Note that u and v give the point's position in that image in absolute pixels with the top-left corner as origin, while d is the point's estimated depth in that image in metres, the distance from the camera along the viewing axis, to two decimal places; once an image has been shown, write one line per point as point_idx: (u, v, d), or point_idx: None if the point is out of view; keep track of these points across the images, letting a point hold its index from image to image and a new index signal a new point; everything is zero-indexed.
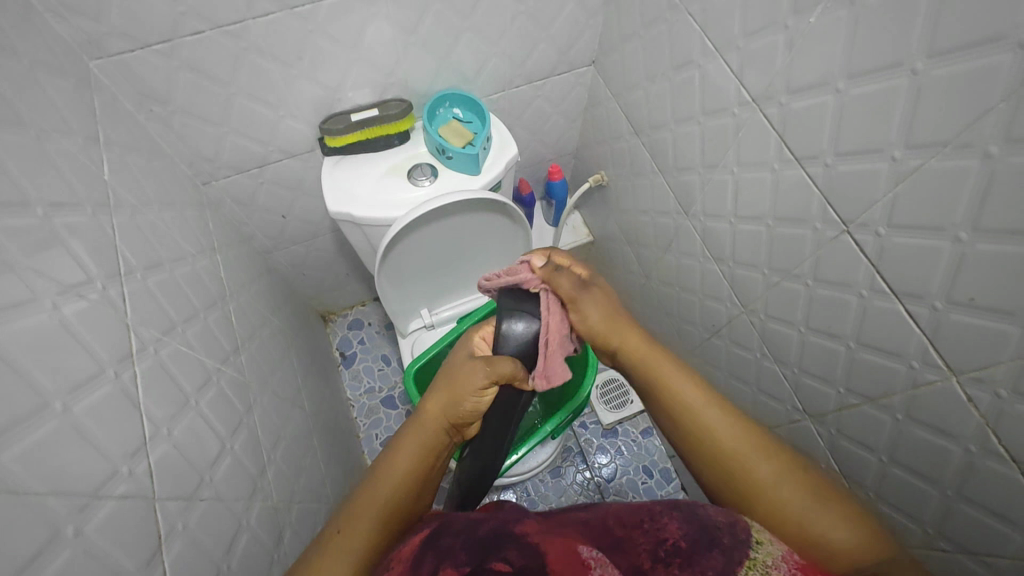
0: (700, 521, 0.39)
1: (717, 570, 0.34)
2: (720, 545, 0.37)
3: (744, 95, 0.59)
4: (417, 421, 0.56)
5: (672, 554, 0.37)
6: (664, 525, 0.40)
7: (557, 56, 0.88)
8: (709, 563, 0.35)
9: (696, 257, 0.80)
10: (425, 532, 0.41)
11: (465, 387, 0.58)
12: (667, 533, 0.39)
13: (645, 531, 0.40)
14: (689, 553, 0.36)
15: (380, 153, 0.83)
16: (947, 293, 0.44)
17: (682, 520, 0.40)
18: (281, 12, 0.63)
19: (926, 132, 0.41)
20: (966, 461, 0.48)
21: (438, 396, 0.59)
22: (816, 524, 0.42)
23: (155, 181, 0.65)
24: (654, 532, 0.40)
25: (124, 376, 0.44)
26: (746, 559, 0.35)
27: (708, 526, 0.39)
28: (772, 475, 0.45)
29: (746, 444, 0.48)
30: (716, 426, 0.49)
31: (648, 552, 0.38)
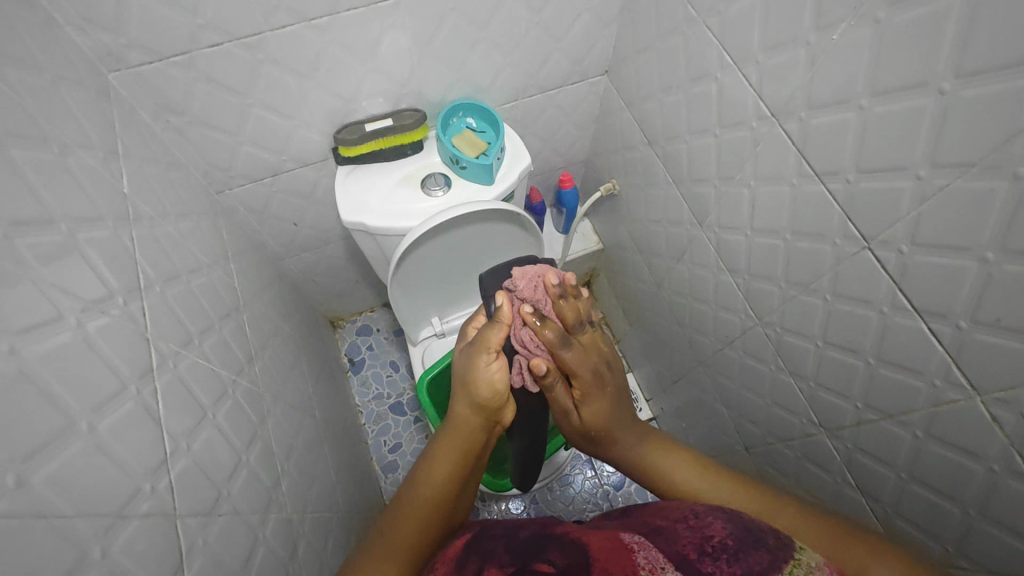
0: (744, 523, 0.39)
1: (763, 566, 0.34)
2: (765, 547, 0.36)
3: (763, 109, 0.59)
4: (450, 424, 0.56)
5: (719, 549, 0.36)
6: (709, 523, 0.39)
7: (571, 66, 0.88)
8: (754, 559, 0.34)
9: (710, 268, 0.80)
10: (465, 539, 0.44)
11: (480, 381, 0.55)
12: (713, 531, 0.38)
13: (691, 528, 0.39)
14: (736, 551, 0.35)
15: (393, 163, 0.83)
16: (972, 312, 0.44)
17: (728, 521, 0.39)
18: (299, 24, 0.64)
19: (952, 153, 0.41)
20: (989, 481, 0.48)
21: (460, 393, 0.57)
22: (857, 552, 0.41)
23: (172, 192, 0.65)
24: (700, 528, 0.39)
25: (145, 392, 0.44)
26: (791, 559, 0.35)
27: (753, 529, 0.38)
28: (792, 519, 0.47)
29: (755, 507, 0.49)
30: (734, 502, 0.50)
31: (692, 545, 0.37)
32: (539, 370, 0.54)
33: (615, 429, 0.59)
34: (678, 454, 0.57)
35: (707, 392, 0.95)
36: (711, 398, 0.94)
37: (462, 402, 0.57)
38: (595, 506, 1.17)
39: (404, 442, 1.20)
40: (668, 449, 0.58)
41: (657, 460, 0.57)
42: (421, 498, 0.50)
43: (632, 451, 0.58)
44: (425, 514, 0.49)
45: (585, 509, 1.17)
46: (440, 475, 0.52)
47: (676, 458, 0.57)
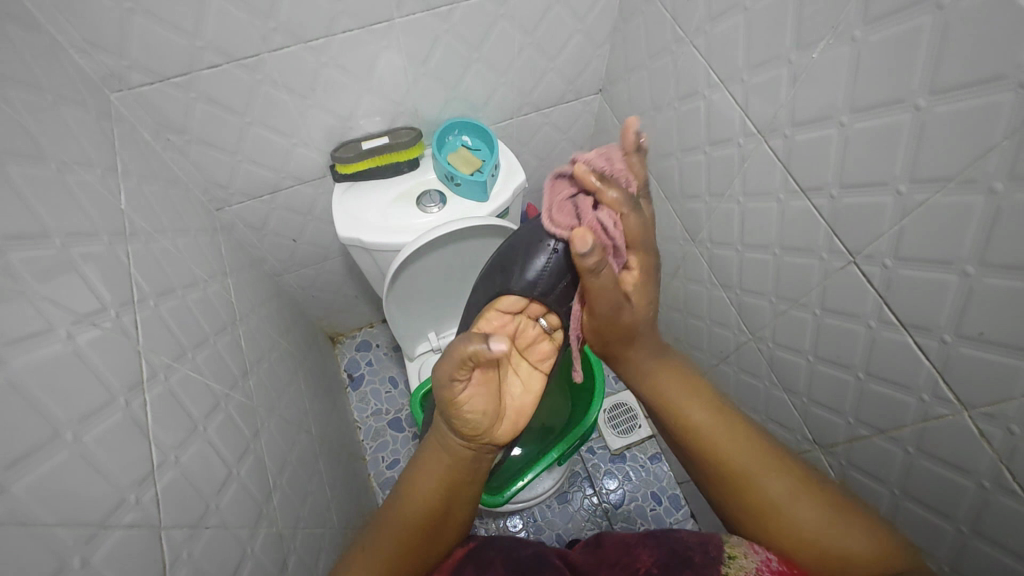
0: (668, 548, 0.49)
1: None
2: (691, 559, 0.46)
3: (750, 127, 0.60)
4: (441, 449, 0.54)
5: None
6: (639, 556, 0.50)
7: (565, 85, 0.89)
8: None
9: (703, 283, 0.80)
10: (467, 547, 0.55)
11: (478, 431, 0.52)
12: (642, 562, 0.49)
13: (624, 563, 0.50)
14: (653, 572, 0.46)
15: (390, 179, 0.85)
16: (955, 326, 0.44)
17: (654, 549, 0.50)
18: (296, 46, 0.65)
19: (930, 168, 0.42)
20: (981, 498, 0.48)
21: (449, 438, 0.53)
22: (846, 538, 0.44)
23: (171, 208, 0.67)
24: (632, 562, 0.49)
25: (135, 404, 0.44)
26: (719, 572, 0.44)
27: (679, 550, 0.48)
28: (789, 492, 0.48)
29: (760, 464, 0.50)
30: (769, 485, 0.49)
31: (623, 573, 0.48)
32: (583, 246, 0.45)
33: (636, 348, 0.58)
34: (688, 382, 0.57)
35: None
36: None
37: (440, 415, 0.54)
38: (595, 525, 1.16)
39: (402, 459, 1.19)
40: (684, 381, 0.57)
41: (677, 399, 0.55)
42: (412, 509, 0.52)
43: (643, 364, 0.58)
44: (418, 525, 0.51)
45: (584, 528, 1.16)
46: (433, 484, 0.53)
47: (697, 399, 0.55)
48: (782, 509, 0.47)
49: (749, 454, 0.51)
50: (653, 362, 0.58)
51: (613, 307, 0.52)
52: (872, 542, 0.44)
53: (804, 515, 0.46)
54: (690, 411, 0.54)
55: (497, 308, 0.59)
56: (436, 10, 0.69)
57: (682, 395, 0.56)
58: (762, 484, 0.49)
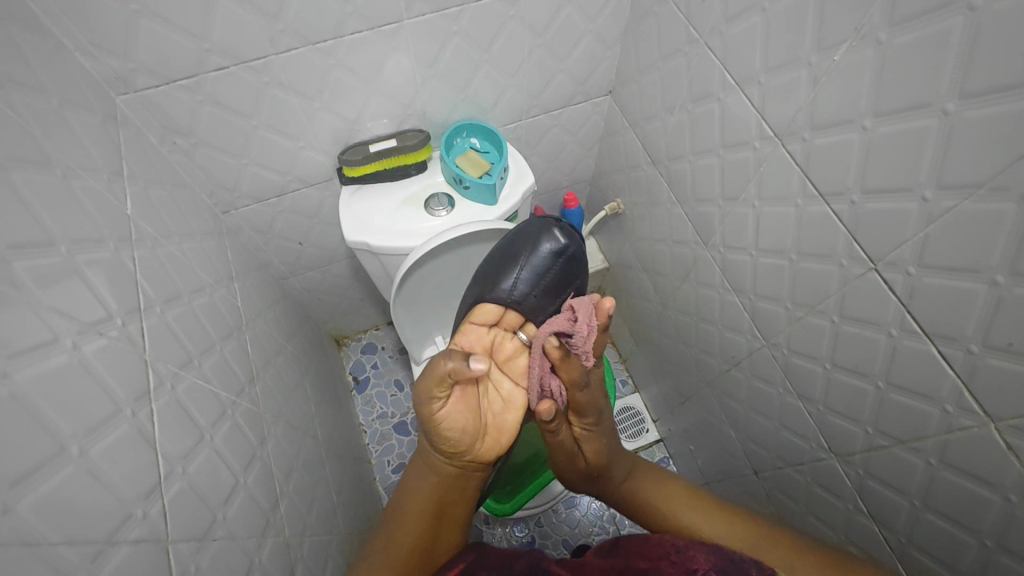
0: (724, 553, 0.46)
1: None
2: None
3: (766, 130, 0.59)
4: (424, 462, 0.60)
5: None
6: (691, 556, 0.46)
7: (574, 87, 0.88)
8: None
9: (715, 288, 0.79)
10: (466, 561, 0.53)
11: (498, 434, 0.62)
12: (698, 565, 0.45)
13: (673, 563, 0.46)
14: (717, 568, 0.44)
15: (398, 182, 0.84)
16: (983, 336, 0.43)
17: (709, 552, 0.46)
18: (303, 48, 0.64)
19: (958, 174, 0.40)
20: (1007, 512, 0.46)
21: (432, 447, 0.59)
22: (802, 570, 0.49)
23: (177, 213, 0.66)
24: (685, 562, 0.46)
25: (141, 415, 0.43)
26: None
27: (736, 558, 0.46)
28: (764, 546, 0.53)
29: (726, 528, 0.57)
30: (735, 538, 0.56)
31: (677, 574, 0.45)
32: (546, 416, 0.61)
33: (612, 466, 0.66)
34: (661, 480, 0.66)
35: (715, 414, 0.93)
36: (718, 420, 0.93)
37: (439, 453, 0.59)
38: (602, 530, 1.15)
39: (408, 463, 1.19)
40: (660, 479, 0.66)
41: (654, 500, 0.63)
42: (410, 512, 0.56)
43: (625, 492, 0.66)
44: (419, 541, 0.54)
45: (591, 533, 1.15)
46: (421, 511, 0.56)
47: (683, 503, 0.61)
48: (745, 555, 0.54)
49: (724, 529, 0.57)
50: (626, 486, 0.66)
51: (595, 414, 0.66)
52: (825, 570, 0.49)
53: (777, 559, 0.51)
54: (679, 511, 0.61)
55: (472, 321, 0.67)
56: (445, 12, 0.68)
57: (670, 502, 0.62)
58: (764, 559, 0.52)
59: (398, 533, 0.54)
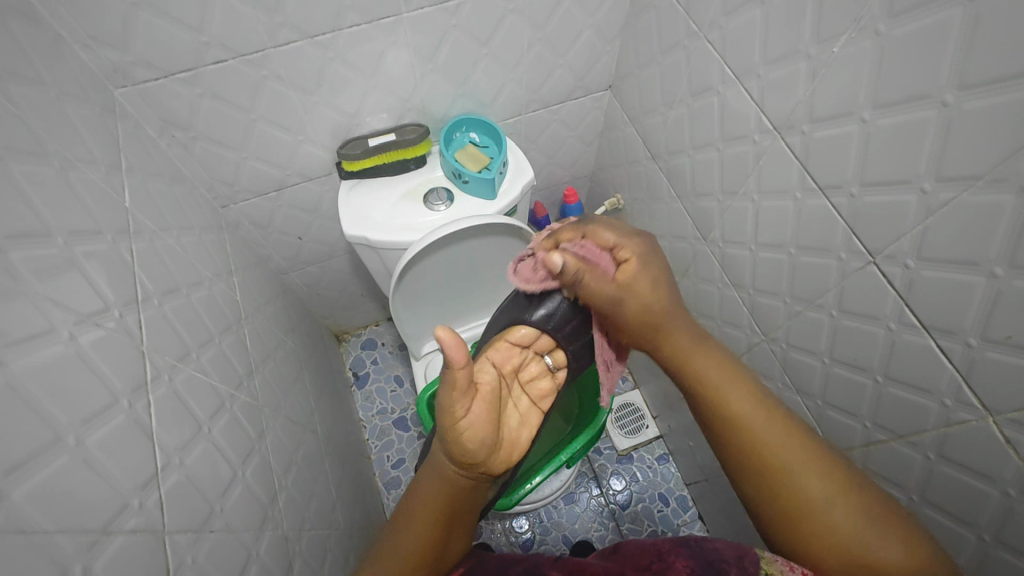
0: (704, 558, 0.47)
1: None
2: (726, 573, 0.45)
3: (765, 123, 0.59)
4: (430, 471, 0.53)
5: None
6: (672, 564, 0.48)
7: (574, 81, 0.88)
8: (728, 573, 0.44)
9: (714, 283, 0.79)
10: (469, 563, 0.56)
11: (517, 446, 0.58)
12: (676, 571, 0.47)
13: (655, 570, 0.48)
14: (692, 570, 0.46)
15: (397, 177, 0.84)
16: (981, 329, 0.42)
17: (689, 557, 0.48)
18: (302, 41, 0.64)
19: (957, 165, 0.40)
20: (1005, 505, 0.46)
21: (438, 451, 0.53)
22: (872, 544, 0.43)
23: (175, 206, 0.66)
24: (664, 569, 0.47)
25: (138, 406, 0.43)
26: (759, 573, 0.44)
27: (715, 561, 0.47)
28: (830, 496, 0.46)
29: (777, 437, 0.49)
30: (791, 457, 0.48)
31: None
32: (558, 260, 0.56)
33: (670, 323, 0.56)
34: (729, 372, 0.54)
35: None
36: None
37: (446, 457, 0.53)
38: (601, 526, 1.15)
39: (407, 458, 1.19)
40: (723, 366, 0.54)
41: (729, 394, 0.52)
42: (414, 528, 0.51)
43: (689, 367, 0.55)
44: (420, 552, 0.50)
45: (590, 529, 1.15)
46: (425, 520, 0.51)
47: (738, 386, 0.53)
48: (817, 509, 0.46)
49: (771, 435, 0.49)
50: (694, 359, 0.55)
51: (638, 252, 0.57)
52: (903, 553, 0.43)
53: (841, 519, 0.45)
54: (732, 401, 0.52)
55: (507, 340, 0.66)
56: (443, 5, 0.68)
57: (741, 399, 0.52)
58: (801, 482, 0.47)
59: (399, 545, 0.51)
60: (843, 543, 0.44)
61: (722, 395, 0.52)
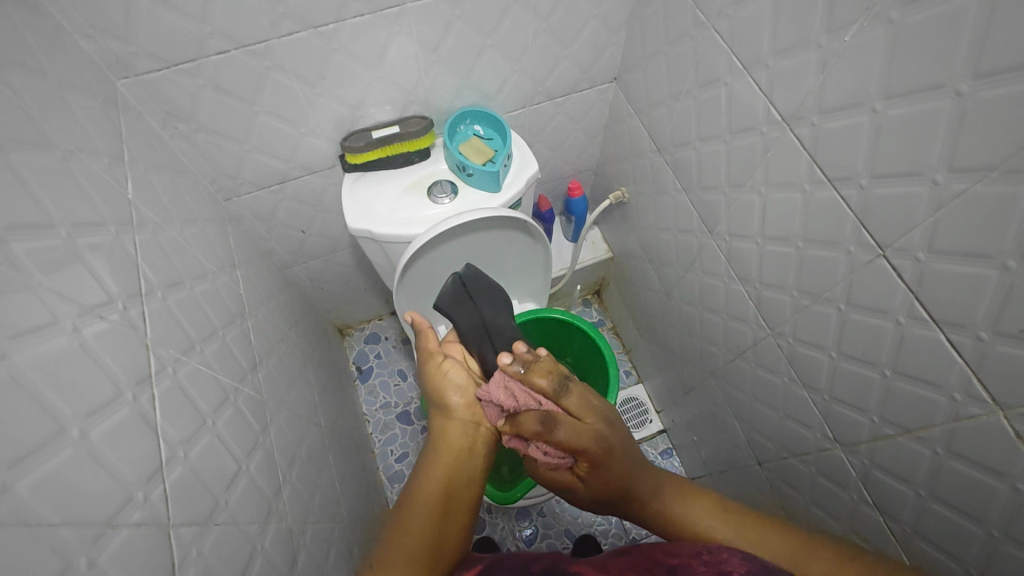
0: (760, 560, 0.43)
1: None
2: None
3: (774, 115, 0.58)
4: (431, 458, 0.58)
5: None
6: (725, 559, 0.43)
7: (579, 73, 0.87)
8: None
9: (720, 277, 0.78)
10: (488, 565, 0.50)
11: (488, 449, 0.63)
12: (731, 567, 0.42)
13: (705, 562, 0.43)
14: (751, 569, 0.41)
15: (400, 170, 0.83)
16: (993, 323, 0.42)
17: (743, 556, 0.43)
18: (305, 31, 0.64)
19: (971, 156, 0.40)
20: (1015, 501, 0.46)
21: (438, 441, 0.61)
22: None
23: (179, 199, 0.66)
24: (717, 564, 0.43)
25: (142, 399, 0.43)
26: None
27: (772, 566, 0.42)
28: (799, 561, 0.48)
29: (736, 533, 0.52)
30: (731, 540, 0.52)
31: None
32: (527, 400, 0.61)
33: (635, 483, 0.60)
34: (696, 501, 0.57)
35: (718, 404, 0.93)
36: (722, 410, 0.92)
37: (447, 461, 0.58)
38: (604, 520, 1.15)
39: (410, 452, 1.19)
40: (692, 498, 0.58)
41: (685, 514, 0.56)
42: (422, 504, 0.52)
43: (659, 510, 0.58)
44: (429, 532, 0.50)
45: (593, 523, 1.15)
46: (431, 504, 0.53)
47: (700, 510, 0.56)
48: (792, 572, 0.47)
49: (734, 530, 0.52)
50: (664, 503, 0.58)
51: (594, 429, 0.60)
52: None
53: (815, 573, 0.46)
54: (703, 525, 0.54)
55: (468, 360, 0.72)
56: None
57: (695, 513, 0.56)
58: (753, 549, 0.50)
59: (405, 524, 0.51)
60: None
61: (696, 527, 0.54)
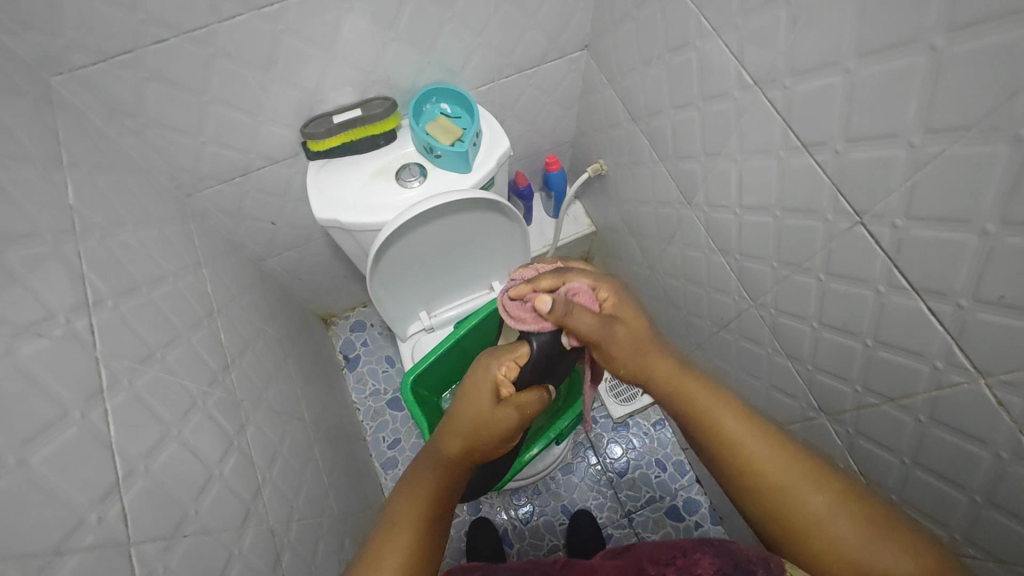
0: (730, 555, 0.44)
1: None
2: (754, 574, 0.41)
3: (746, 78, 0.55)
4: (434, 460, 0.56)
5: None
6: (696, 561, 0.45)
7: (547, 43, 0.83)
8: None
9: (701, 249, 0.76)
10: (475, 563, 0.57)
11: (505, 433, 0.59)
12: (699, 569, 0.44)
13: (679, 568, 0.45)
14: None
15: (365, 155, 0.80)
16: (973, 289, 0.40)
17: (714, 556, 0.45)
18: (248, 14, 0.60)
19: (947, 115, 0.37)
20: (997, 468, 0.45)
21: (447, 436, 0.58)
22: (880, 556, 0.40)
23: (131, 199, 0.63)
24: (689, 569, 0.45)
25: (93, 416, 0.42)
26: None
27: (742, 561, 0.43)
28: (828, 507, 0.42)
29: (774, 460, 0.45)
30: (791, 486, 0.44)
31: None
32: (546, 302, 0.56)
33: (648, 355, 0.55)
34: (744, 421, 0.48)
35: None
36: None
37: (455, 436, 0.57)
38: (599, 494, 1.16)
39: (402, 438, 1.19)
40: (757, 433, 0.47)
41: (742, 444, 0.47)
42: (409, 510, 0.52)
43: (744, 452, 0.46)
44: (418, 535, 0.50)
45: (589, 497, 1.15)
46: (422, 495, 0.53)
47: (751, 429, 0.47)
48: (815, 526, 0.42)
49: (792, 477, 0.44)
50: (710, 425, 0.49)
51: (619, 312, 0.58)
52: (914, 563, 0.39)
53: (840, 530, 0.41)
54: (743, 443, 0.46)
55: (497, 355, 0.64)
56: None
57: (753, 446, 0.46)
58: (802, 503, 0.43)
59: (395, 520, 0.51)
60: (819, 530, 0.42)
61: (723, 431, 0.48)
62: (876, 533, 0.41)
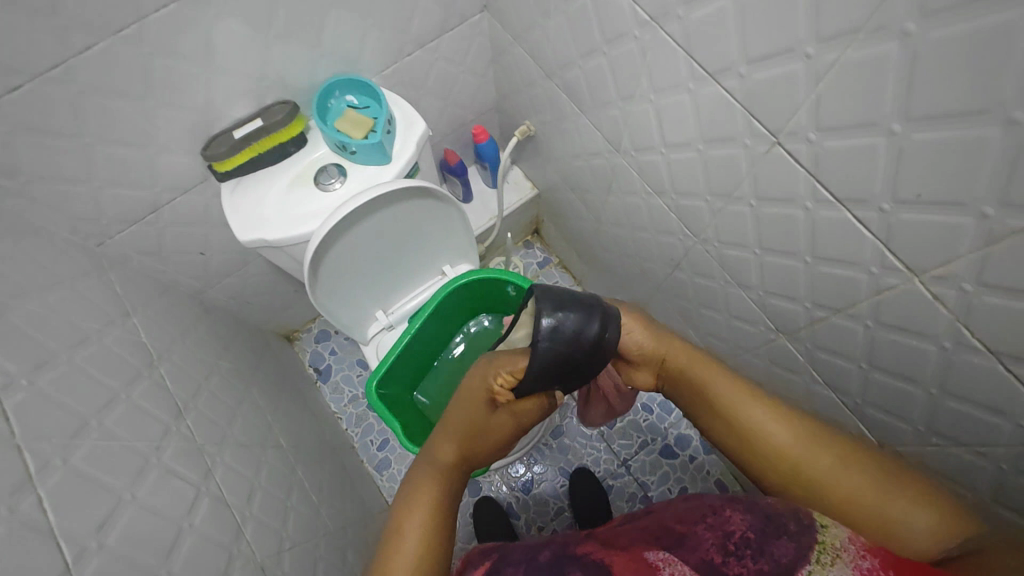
0: (762, 512, 0.44)
1: (787, 556, 0.38)
2: (784, 527, 0.41)
3: (642, 15, 0.53)
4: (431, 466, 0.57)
5: (741, 547, 0.41)
6: (728, 519, 0.45)
7: (443, 11, 0.79)
8: (778, 549, 0.39)
9: (638, 194, 0.75)
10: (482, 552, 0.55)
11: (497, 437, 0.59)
12: (733, 526, 0.43)
13: (711, 526, 0.45)
14: (758, 544, 0.40)
15: (278, 167, 0.76)
16: (892, 192, 0.41)
17: (746, 512, 0.44)
18: (105, 41, 0.55)
19: (840, 20, 0.37)
20: (944, 359, 0.47)
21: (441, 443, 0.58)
22: (892, 506, 0.43)
23: (34, 265, 0.59)
24: (721, 526, 0.44)
25: (22, 507, 0.39)
26: (816, 543, 0.38)
27: (773, 513, 0.43)
28: (837, 464, 0.47)
29: (784, 433, 0.49)
30: (800, 454, 0.48)
31: (715, 547, 0.42)
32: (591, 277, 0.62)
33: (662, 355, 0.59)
34: (757, 401, 0.52)
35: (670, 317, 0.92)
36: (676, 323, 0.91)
37: (449, 441, 0.58)
38: (594, 449, 1.17)
39: (390, 438, 1.18)
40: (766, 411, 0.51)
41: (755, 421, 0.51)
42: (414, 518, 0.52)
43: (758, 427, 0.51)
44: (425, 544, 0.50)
45: (584, 454, 1.17)
46: (429, 498, 0.54)
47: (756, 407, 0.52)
48: (829, 484, 0.46)
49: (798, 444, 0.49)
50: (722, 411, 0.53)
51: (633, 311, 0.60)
52: (930, 513, 0.42)
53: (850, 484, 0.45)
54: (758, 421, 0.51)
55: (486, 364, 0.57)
56: None
57: (764, 423, 0.51)
58: (814, 467, 0.47)
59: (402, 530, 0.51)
60: (833, 487, 0.46)
61: (739, 416, 0.52)
62: (881, 476, 0.45)
